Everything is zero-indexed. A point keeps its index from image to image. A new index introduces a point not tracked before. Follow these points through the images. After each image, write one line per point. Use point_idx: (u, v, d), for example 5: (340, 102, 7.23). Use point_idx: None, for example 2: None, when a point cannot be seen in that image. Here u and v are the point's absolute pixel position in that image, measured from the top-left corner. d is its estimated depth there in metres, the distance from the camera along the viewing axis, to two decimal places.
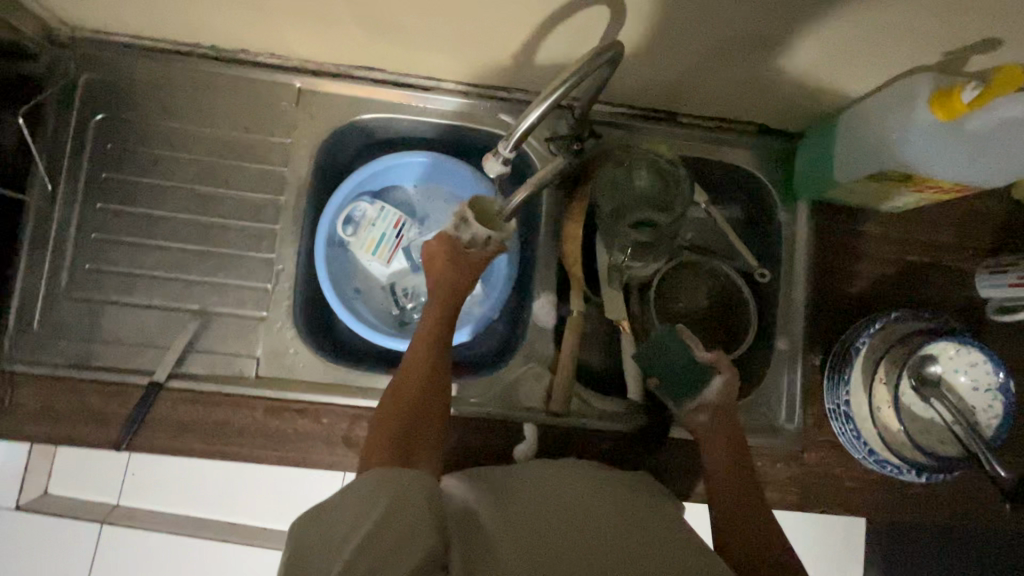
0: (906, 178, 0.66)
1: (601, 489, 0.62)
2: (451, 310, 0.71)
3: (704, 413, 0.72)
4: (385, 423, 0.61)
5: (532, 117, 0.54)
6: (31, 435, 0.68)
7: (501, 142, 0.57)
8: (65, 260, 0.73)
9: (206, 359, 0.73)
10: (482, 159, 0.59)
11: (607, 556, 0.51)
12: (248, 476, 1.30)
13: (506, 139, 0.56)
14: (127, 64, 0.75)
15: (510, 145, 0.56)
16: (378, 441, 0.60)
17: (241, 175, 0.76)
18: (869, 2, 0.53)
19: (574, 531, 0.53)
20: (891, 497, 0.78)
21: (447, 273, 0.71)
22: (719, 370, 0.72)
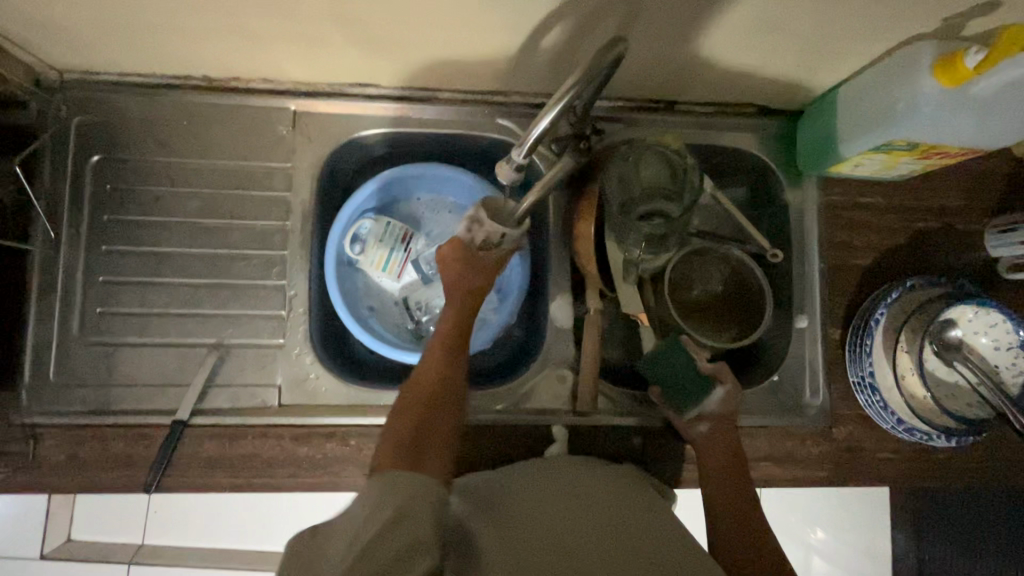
0: (911, 146, 0.66)
1: (603, 492, 0.64)
2: (467, 317, 0.71)
3: (707, 423, 0.73)
4: (396, 427, 0.58)
5: (543, 124, 0.55)
6: (58, 486, 0.68)
7: (512, 148, 0.58)
8: (75, 307, 0.72)
9: (228, 392, 0.72)
10: (497, 165, 0.60)
11: (625, 554, 0.55)
12: (271, 503, 1.30)
13: (518, 146, 0.57)
14: (119, 103, 0.74)
15: (523, 151, 0.57)
16: (387, 443, 0.57)
17: (244, 203, 0.76)
18: None
19: (589, 534, 0.57)
20: (922, 464, 0.78)
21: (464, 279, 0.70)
22: (721, 380, 0.74)
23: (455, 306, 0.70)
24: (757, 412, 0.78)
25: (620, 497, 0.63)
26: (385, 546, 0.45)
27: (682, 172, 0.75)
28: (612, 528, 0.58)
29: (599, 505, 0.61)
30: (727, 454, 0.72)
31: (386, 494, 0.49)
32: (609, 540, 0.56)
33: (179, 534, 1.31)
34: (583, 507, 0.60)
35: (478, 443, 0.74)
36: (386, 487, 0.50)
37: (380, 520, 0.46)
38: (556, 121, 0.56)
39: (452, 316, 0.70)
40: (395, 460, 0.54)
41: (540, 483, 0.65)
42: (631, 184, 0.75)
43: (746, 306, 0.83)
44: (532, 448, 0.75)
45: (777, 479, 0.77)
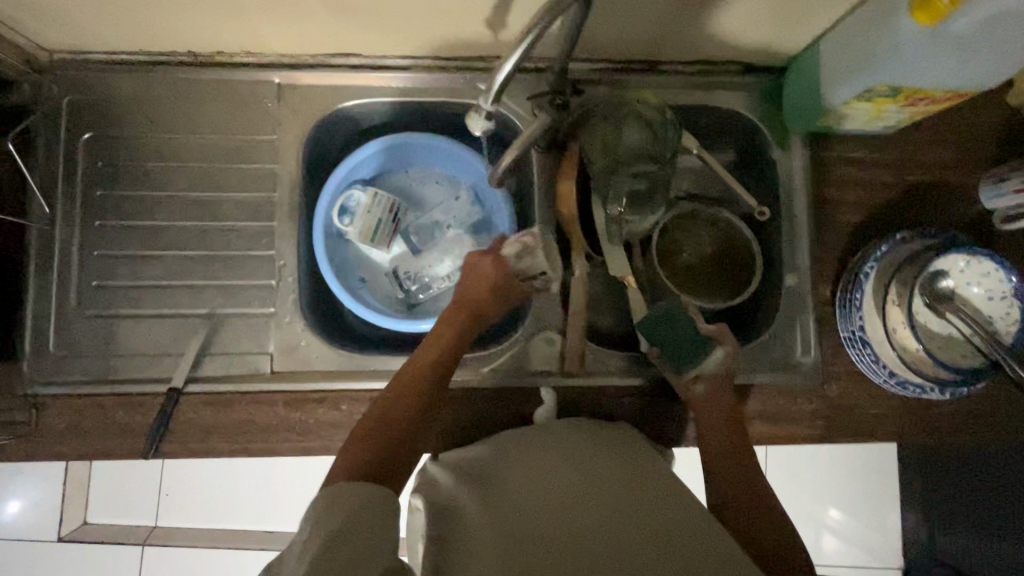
0: (895, 91, 0.65)
1: (584, 460, 0.63)
2: (465, 338, 0.71)
3: (701, 380, 0.73)
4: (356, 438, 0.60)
5: (506, 70, 0.55)
6: (61, 453, 0.70)
7: (480, 97, 0.59)
8: (72, 281, 0.74)
9: (221, 361, 0.74)
10: (467, 117, 0.62)
11: (600, 524, 0.54)
12: (278, 483, 1.33)
13: (485, 93, 0.58)
14: (108, 81, 0.75)
15: (490, 99, 0.58)
16: (344, 455, 0.58)
17: (233, 176, 0.77)
18: None
19: (565, 505, 0.56)
20: (917, 420, 0.77)
21: (481, 302, 0.72)
22: (722, 342, 0.74)
23: (457, 327, 0.71)
24: (749, 371, 0.78)
25: (600, 464, 0.62)
26: (333, 559, 0.45)
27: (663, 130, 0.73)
28: (589, 500, 0.57)
29: (578, 476, 0.61)
30: (718, 412, 0.72)
31: (334, 504, 0.50)
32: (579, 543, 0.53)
33: (190, 515, 1.34)
34: (563, 479, 0.60)
35: (463, 410, 0.76)
36: (328, 497, 0.51)
37: (322, 535, 0.47)
38: (519, 67, 0.56)
39: (449, 333, 0.70)
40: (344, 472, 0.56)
41: (522, 455, 0.65)
42: (614, 146, 0.73)
43: (735, 268, 0.83)
44: (522, 409, 0.76)
45: (769, 437, 0.77)
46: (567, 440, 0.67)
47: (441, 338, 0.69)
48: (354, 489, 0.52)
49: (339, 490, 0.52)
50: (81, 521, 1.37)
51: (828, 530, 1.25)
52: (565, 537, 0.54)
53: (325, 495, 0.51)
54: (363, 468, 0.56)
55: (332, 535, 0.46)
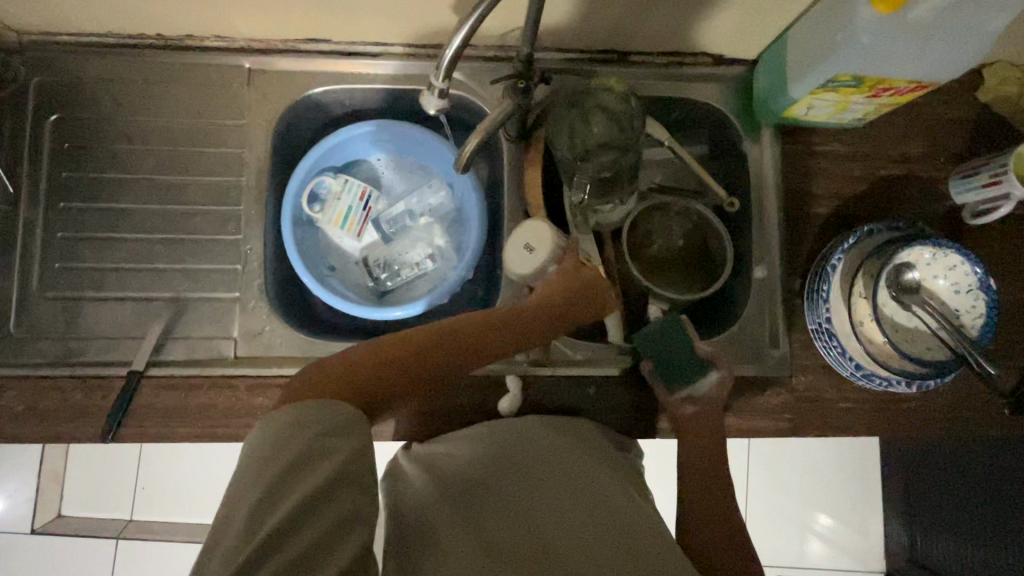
0: (859, 81, 0.65)
1: (561, 464, 0.63)
2: (529, 329, 0.67)
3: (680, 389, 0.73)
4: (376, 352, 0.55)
5: (455, 46, 0.55)
6: (17, 435, 0.69)
7: (431, 75, 0.59)
8: (35, 261, 0.73)
9: (184, 344, 0.73)
10: (420, 95, 0.61)
11: (569, 532, 0.54)
12: None
13: (436, 70, 0.58)
14: (77, 63, 0.75)
15: (441, 76, 0.58)
16: (353, 359, 0.54)
17: (200, 160, 0.76)
18: None
19: (535, 512, 0.56)
20: (884, 414, 0.77)
21: (558, 310, 0.70)
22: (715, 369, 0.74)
23: (530, 321, 0.67)
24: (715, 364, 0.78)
25: (578, 469, 0.62)
26: (300, 522, 0.41)
27: (629, 120, 0.72)
28: (559, 508, 0.56)
29: (551, 481, 0.60)
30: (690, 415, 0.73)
31: (320, 438, 0.47)
32: (544, 541, 0.53)
33: (167, 509, 1.33)
34: (536, 483, 0.60)
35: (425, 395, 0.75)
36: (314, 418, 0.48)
37: (300, 493, 0.43)
38: (469, 44, 0.55)
39: (524, 323, 0.67)
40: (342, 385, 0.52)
41: (497, 456, 0.64)
42: (582, 138, 0.72)
43: (704, 261, 0.83)
44: (487, 397, 0.76)
45: (737, 430, 0.77)
46: (536, 437, 0.67)
47: (516, 323, 0.66)
48: (347, 427, 0.49)
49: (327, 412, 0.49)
50: (56, 513, 1.36)
51: (812, 535, 1.24)
52: (524, 532, 0.54)
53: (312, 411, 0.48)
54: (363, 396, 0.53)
55: (305, 500, 0.42)
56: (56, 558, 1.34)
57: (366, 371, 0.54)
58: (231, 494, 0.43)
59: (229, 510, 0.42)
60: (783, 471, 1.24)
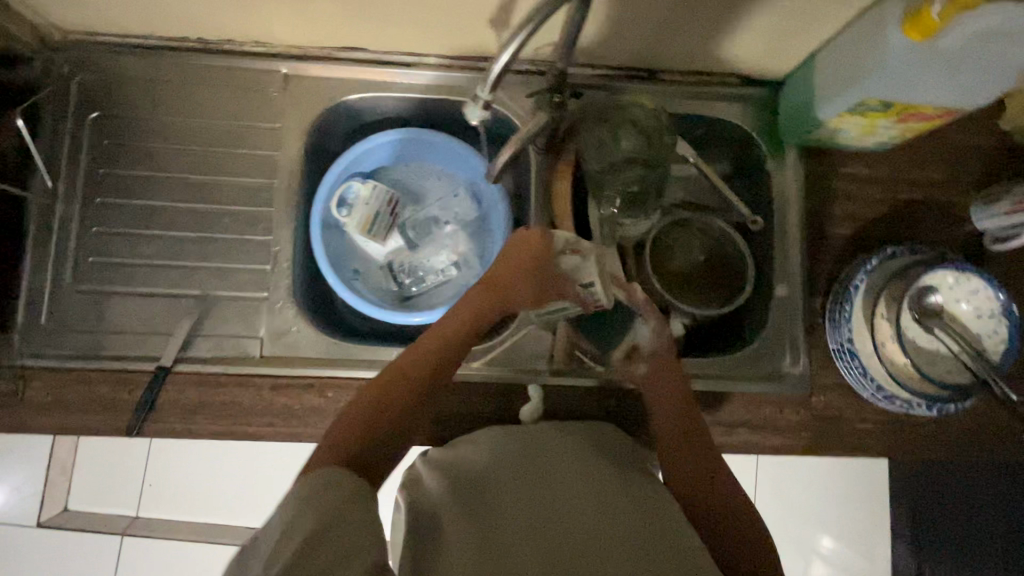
0: (887, 106, 0.66)
1: (560, 465, 0.63)
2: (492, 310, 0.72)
3: (642, 362, 0.73)
4: (347, 418, 0.60)
5: (503, 62, 0.56)
6: (43, 426, 0.70)
7: (477, 87, 0.60)
8: (69, 254, 0.74)
9: (210, 342, 0.74)
10: (464, 107, 0.62)
11: (578, 530, 0.54)
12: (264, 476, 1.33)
13: (483, 83, 0.59)
14: (119, 63, 0.77)
15: (487, 88, 0.59)
16: (330, 436, 0.59)
17: (234, 161, 0.78)
18: None
19: (541, 510, 0.56)
20: (902, 436, 0.77)
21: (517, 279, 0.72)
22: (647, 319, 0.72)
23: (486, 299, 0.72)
24: (735, 379, 0.78)
25: (577, 469, 0.62)
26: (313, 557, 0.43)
27: (660, 140, 0.76)
28: (564, 506, 0.57)
29: (554, 481, 0.60)
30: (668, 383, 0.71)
31: (319, 491, 0.47)
32: (556, 554, 0.51)
33: (174, 506, 1.33)
34: (539, 484, 0.60)
35: (448, 400, 0.76)
36: (309, 484, 0.48)
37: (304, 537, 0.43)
38: (514, 60, 0.57)
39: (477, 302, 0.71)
40: (327, 455, 0.56)
41: (497, 460, 0.64)
42: (611, 153, 0.75)
43: (725, 277, 0.84)
44: (507, 404, 0.76)
45: (755, 446, 0.77)
46: (547, 446, 0.66)
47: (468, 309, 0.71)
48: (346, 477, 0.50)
49: (323, 477, 0.49)
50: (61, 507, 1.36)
51: (818, 557, 1.23)
52: (533, 542, 0.52)
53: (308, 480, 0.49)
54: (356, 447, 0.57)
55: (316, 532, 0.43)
56: (61, 552, 1.33)
57: (346, 436, 0.58)
58: (243, 552, 0.45)
59: (253, 549, 0.45)
60: (792, 492, 1.23)
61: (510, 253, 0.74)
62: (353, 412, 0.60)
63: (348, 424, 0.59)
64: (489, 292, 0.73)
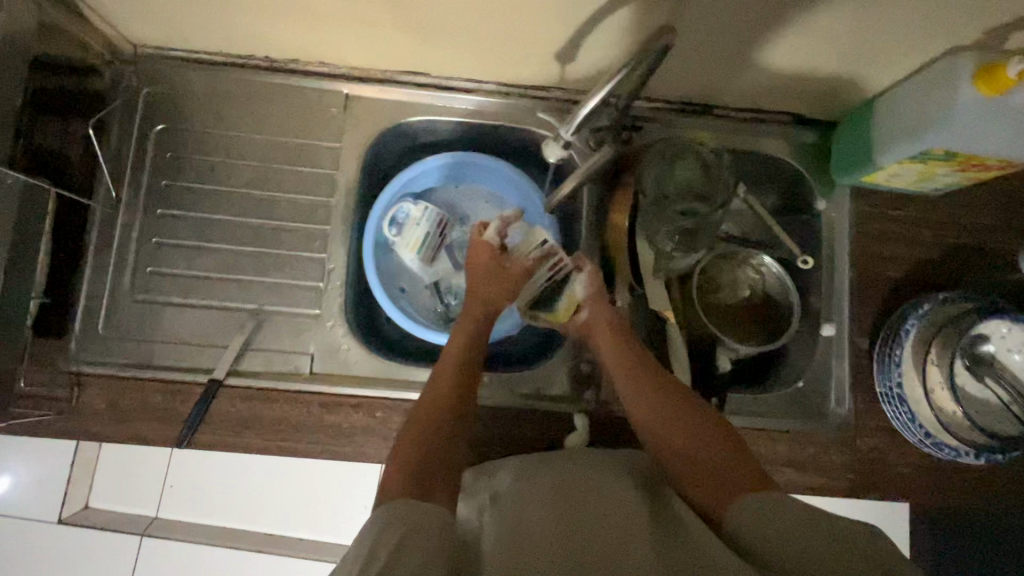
0: (950, 156, 0.66)
1: (585, 471, 0.64)
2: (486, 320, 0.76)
3: (584, 308, 0.76)
4: (396, 458, 0.61)
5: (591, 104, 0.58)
6: (97, 434, 0.71)
7: (561, 127, 0.63)
8: (127, 264, 0.75)
9: (262, 357, 0.75)
10: (543, 143, 0.66)
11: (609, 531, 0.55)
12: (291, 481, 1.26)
13: (567, 124, 0.62)
14: (185, 77, 0.78)
15: (571, 129, 0.62)
16: (387, 475, 0.59)
17: (293, 178, 0.79)
18: None
19: (569, 515, 0.57)
20: (946, 482, 0.77)
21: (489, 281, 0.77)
22: (580, 269, 0.78)
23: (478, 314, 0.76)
24: (779, 417, 0.78)
25: (603, 473, 0.63)
26: None
27: (718, 173, 0.76)
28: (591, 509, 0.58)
29: (581, 486, 0.61)
30: (611, 324, 0.74)
31: (397, 518, 0.53)
32: (592, 556, 0.52)
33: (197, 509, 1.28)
34: (567, 489, 0.61)
35: (494, 424, 0.77)
36: (388, 518, 0.53)
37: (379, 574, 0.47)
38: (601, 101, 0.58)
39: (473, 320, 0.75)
40: (397, 487, 0.57)
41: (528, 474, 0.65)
42: (667, 181, 0.76)
43: (770, 314, 0.83)
44: (554, 431, 0.77)
45: (797, 485, 0.77)
46: (573, 457, 0.67)
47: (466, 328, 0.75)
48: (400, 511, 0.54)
49: (400, 508, 0.54)
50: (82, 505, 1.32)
51: None
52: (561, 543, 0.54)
53: (386, 515, 0.53)
54: (408, 473, 0.58)
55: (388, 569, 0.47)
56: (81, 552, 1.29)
57: (401, 469, 0.59)
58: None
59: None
60: None
61: (476, 279, 0.78)
62: (399, 451, 0.61)
63: (401, 459, 0.60)
64: (473, 317, 0.76)
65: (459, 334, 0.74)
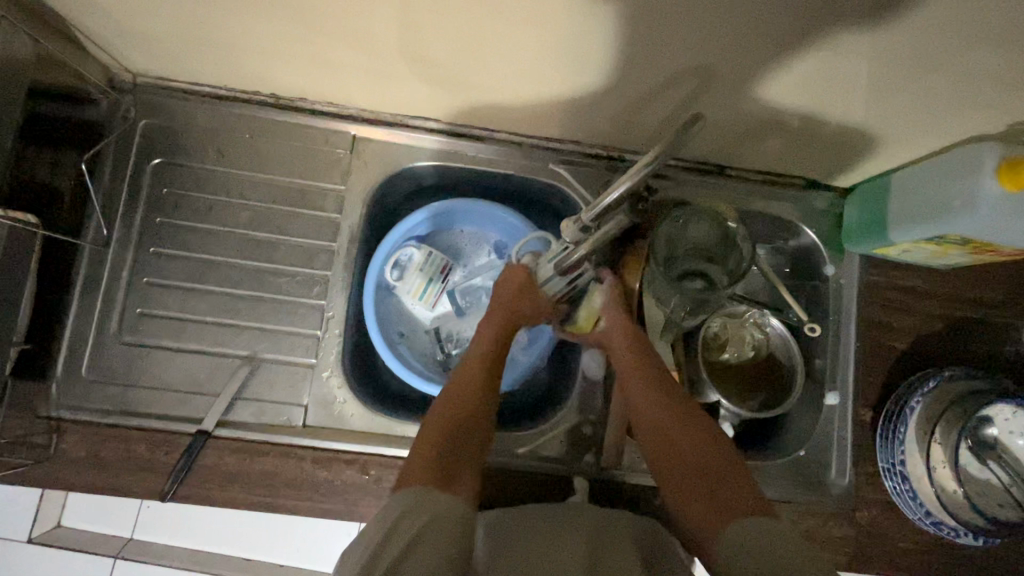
0: (966, 240, 0.66)
1: (576, 515, 0.65)
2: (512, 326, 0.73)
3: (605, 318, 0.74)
4: (420, 442, 0.61)
5: (613, 195, 0.55)
6: (74, 484, 0.67)
7: (583, 208, 0.60)
8: (116, 304, 0.72)
9: (254, 407, 0.72)
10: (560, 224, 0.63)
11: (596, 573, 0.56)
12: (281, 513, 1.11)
13: (589, 207, 0.59)
14: (186, 111, 0.75)
15: (593, 213, 0.59)
16: (409, 458, 0.60)
17: (295, 220, 0.76)
18: (928, 77, 0.54)
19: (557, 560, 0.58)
20: (944, 559, 0.76)
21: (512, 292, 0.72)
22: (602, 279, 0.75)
23: (501, 320, 0.72)
24: (781, 488, 0.77)
25: (593, 519, 0.65)
26: None
27: (732, 237, 0.75)
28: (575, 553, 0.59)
29: (570, 533, 0.62)
30: (628, 330, 0.71)
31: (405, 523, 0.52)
32: None
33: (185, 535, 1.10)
34: (557, 536, 0.62)
35: (496, 480, 0.75)
36: (400, 512, 0.53)
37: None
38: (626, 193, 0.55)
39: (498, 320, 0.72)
40: (417, 473, 0.57)
41: (520, 521, 0.65)
42: (679, 242, 0.76)
43: (775, 379, 0.81)
44: (553, 492, 0.75)
45: None
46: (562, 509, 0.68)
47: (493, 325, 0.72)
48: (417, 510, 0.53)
49: (417, 496, 0.55)
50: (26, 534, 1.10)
51: None
52: None
53: (399, 503, 0.54)
54: (433, 467, 0.58)
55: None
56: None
57: (423, 455, 0.59)
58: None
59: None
60: None
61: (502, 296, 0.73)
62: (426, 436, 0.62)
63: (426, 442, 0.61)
64: (502, 313, 0.72)
65: (491, 324, 0.73)
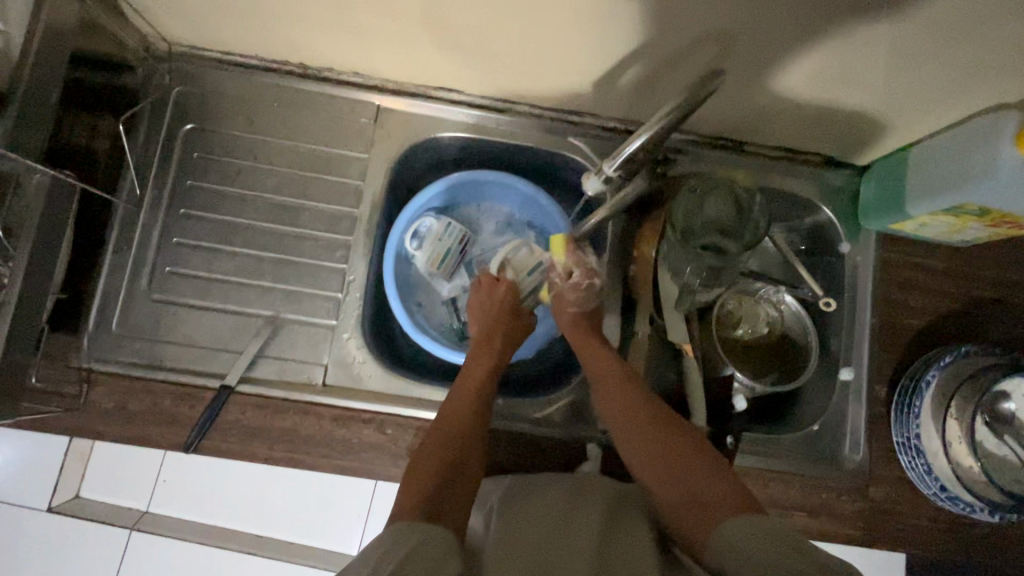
0: (984, 210, 0.66)
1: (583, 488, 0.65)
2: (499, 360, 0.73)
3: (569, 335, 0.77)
4: (413, 474, 0.59)
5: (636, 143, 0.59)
6: (100, 433, 0.69)
7: (603, 162, 0.64)
8: (146, 262, 0.75)
9: (276, 365, 0.74)
10: (583, 178, 0.68)
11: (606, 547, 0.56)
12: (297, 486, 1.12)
13: (609, 160, 0.63)
14: (217, 79, 0.78)
15: (613, 165, 0.63)
16: (406, 486, 0.58)
17: (320, 186, 0.79)
18: (947, 49, 0.55)
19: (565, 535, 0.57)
20: (958, 537, 0.76)
21: (498, 319, 0.77)
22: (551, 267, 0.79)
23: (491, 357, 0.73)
24: (795, 461, 0.77)
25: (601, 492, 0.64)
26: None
27: (748, 210, 0.74)
28: (583, 525, 0.58)
29: (580, 505, 0.62)
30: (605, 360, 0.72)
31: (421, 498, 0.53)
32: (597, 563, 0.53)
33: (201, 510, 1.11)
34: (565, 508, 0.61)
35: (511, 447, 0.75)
36: (395, 532, 0.51)
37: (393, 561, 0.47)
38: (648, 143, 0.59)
39: (486, 355, 0.73)
40: (410, 504, 0.55)
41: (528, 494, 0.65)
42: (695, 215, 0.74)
43: (788, 355, 0.82)
44: (566, 460, 0.75)
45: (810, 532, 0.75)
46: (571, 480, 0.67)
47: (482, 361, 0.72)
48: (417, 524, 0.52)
49: (410, 523, 0.52)
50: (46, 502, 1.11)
51: None
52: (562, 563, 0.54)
53: (393, 530, 0.51)
54: (428, 499, 0.55)
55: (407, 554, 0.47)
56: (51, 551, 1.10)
57: (418, 486, 0.57)
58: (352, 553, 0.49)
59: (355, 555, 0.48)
60: None
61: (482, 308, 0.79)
62: (418, 468, 0.59)
63: (418, 474, 0.58)
64: (490, 352, 0.73)
65: (481, 360, 0.73)
